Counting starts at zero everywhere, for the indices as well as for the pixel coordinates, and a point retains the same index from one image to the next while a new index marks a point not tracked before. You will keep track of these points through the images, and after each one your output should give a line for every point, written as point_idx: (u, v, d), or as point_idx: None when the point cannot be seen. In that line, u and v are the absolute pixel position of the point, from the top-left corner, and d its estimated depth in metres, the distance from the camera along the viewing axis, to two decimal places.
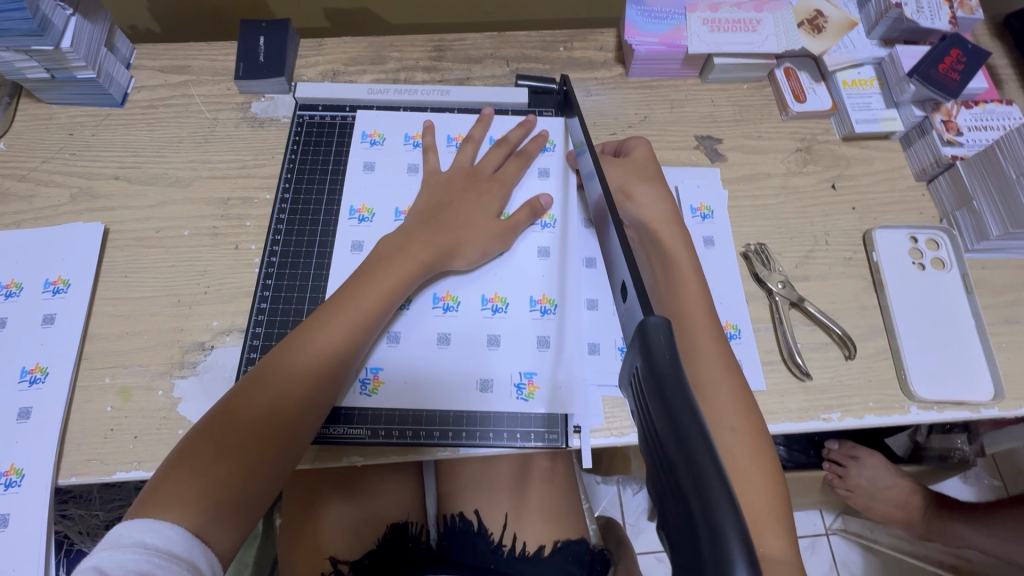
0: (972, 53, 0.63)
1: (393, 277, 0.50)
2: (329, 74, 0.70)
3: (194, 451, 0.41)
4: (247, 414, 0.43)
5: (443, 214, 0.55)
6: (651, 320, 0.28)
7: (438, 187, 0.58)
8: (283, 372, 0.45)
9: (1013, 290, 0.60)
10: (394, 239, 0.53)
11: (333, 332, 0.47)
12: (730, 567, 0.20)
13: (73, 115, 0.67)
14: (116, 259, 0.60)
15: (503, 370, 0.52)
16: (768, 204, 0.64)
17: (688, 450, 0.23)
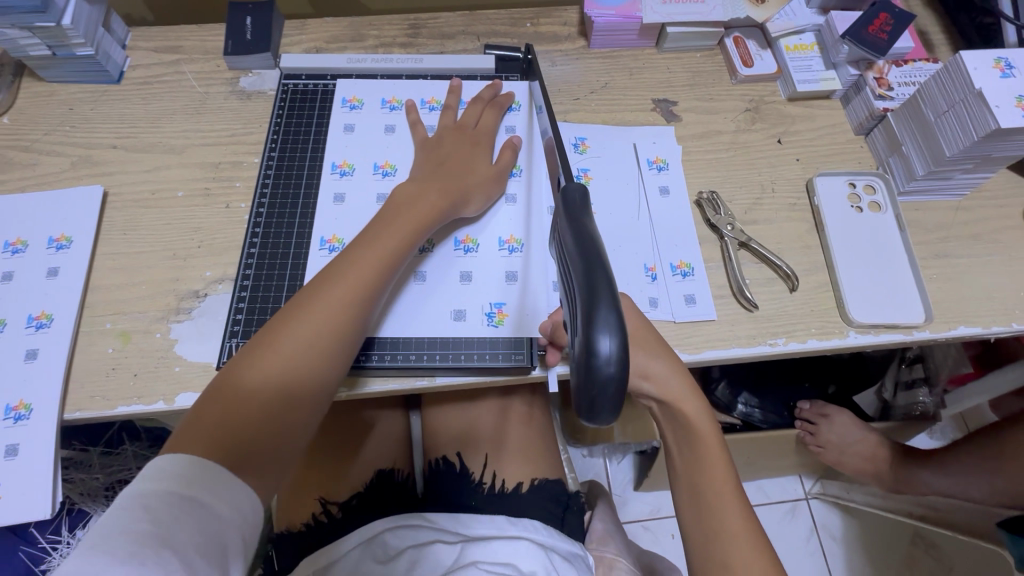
0: (899, 17, 0.69)
1: (410, 224, 0.54)
2: (312, 51, 0.76)
3: (227, 392, 0.45)
4: (275, 354, 0.46)
5: (447, 166, 0.60)
6: (568, 184, 0.41)
7: (435, 145, 0.62)
8: (307, 315, 0.48)
9: (943, 228, 0.66)
10: (404, 190, 0.57)
11: (353, 275, 0.50)
12: (600, 312, 0.33)
13: (73, 92, 0.72)
14: (115, 219, 0.64)
15: (475, 301, 0.58)
16: (719, 158, 0.70)
17: (586, 265, 0.35)
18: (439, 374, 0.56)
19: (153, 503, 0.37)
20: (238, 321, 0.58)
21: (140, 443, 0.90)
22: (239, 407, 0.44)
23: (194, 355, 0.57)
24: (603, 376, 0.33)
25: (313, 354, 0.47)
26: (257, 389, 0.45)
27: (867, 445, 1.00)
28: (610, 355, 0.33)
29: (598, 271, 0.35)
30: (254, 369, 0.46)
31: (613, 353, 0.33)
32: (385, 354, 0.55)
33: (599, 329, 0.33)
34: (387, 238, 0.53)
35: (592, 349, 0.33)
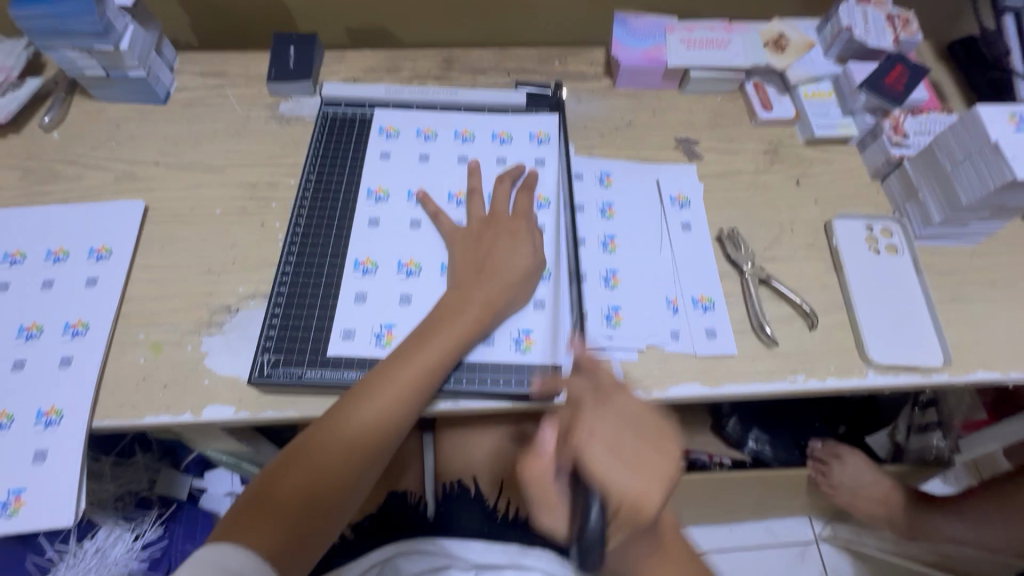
0: (914, 69, 0.71)
1: (454, 331, 0.55)
2: (350, 80, 0.79)
3: (279, 487, 0.49)
4: (334, 443, 0.51)
5: (487, 263, 0.59)
6: None
7: (469, 236, 0.62)
8: (369, 408, 0.52)
9: (959, 273, 0.67)
10: (450, 296, 0.57)
11: (418, 368, 0.53)
12: None
13: (121, 110, 0.75)
14: (154, 233, 0.66)
15: (504, 329, 0.59)
16: (739, 196, 0.72)
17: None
18: (463, 398, 0.57)
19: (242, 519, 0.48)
20: (271, 337, 0.58)
21: (151, 455, 0.91)
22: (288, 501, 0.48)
23: (223, 368, 0.59)
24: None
25: (367, 445, 0.51)
26: (312, 472, 0.50)
27: (880, 487, 0.99)
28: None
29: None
30: (314, 455, 0.50)
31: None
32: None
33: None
34: (452, 332, 0.55)
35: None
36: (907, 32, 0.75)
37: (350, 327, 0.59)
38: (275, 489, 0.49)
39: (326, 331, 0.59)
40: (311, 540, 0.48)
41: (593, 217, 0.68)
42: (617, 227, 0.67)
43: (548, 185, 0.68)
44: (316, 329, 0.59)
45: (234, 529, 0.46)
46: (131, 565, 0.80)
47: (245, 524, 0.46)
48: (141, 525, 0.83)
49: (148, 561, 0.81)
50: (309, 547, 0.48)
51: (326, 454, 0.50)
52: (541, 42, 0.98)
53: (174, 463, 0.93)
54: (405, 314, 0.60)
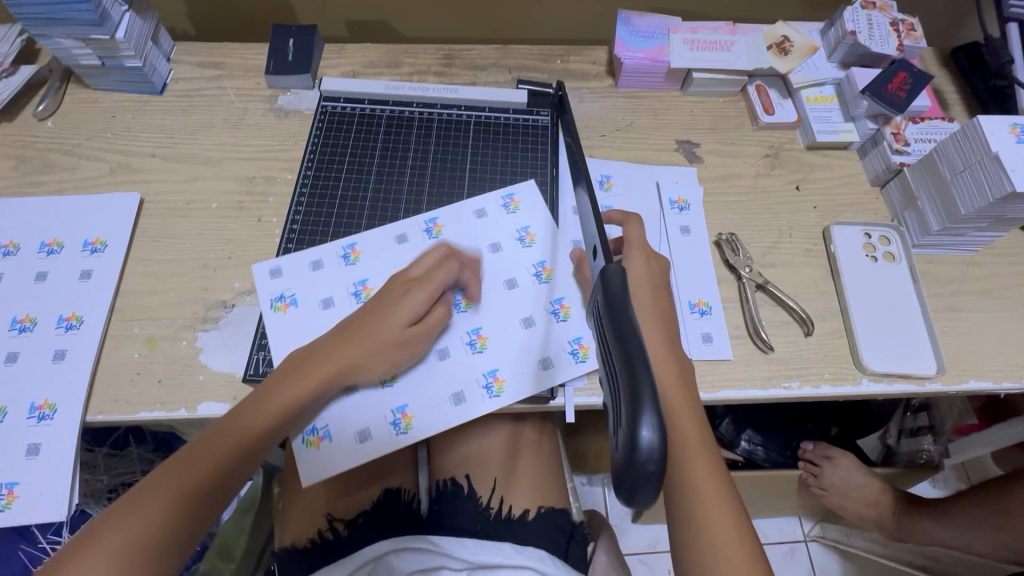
0: (918, 77, 0.71)
1: (327, 366, 0.53)
2: (349, 74, 0.78)
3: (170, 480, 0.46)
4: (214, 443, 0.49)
5: (355, 324, 0.55)
6: (610, 266, 0.38)
7: (383, 290, 0.58)
8: (266, 406, 0.51)
9: (955, 282, 0.67)
10: (338, 332, 0.55)
11: (318, 369, 0.53)
12: (642, 408, 0.31)
13: (117, 100, 0.74)
14: (150, 226, 0.66)
15: (468, 374, 0.58)
16: (739, 200, 0.72)
17: (626, 346, 0.34)
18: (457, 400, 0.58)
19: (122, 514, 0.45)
20: (268, 335, 0.59)
21: (145, 446, 0.90)
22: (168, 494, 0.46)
23: (218, 365, 0.58)
24: (642, 469, 0.30)
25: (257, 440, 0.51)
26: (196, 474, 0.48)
27: (870, 490, 1.00)
28: (651, 444, 0.30)
29: (637, 351, 0.33)
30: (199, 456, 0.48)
31: (654, 439, 0.30)
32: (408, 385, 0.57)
33: (640, 411, 0.31)
34: (324, 365, 0.53)
35: (629, 436, 0.30)
36: (910, 38, 0.75)
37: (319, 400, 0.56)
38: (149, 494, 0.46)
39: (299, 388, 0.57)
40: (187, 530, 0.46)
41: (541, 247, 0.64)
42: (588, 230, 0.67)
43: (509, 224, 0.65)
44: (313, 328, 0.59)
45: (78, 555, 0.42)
46: None
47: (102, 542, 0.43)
48: None
49: None
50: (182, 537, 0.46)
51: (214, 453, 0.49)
52: (542, 39, 0.97)
53: (168, 455, 0.92)
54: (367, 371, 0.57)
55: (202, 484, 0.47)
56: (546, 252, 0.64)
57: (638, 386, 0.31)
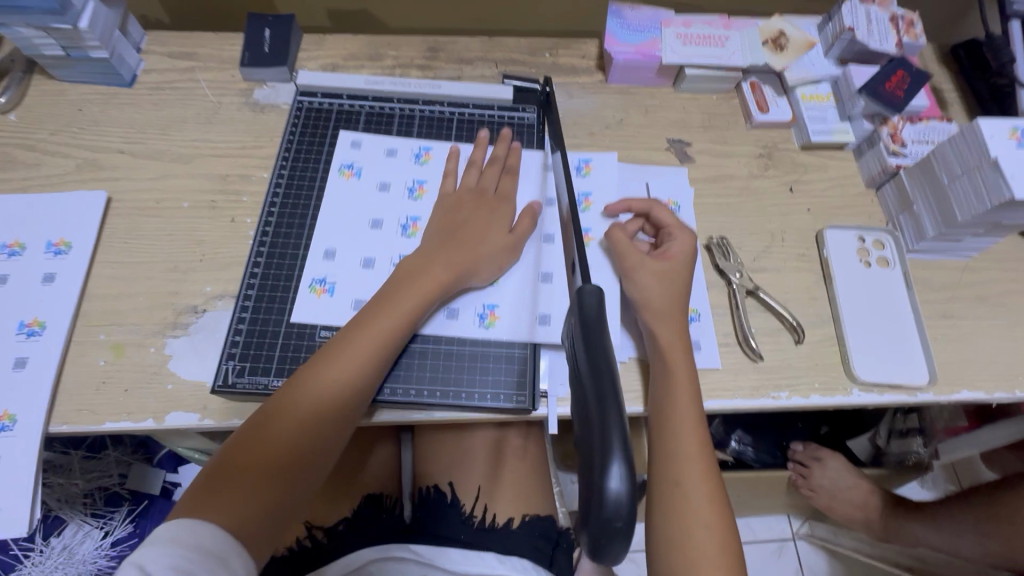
0: (916, 75, 0.69)
1: (416, 294, 0.54)
2: (329, 67, 0.75)
3: (234, 467, 0.46)
4: (289, 417, 0.49)
5: (457, 232, 0.58)
6: (587, 287, 0.39)
7: (451, 206, 0.61)
8: (378, 325, 0.52)
9: (950, 289, 0.66)
10: (413, 260, 0.56)
11: (433, 277, 0.55)
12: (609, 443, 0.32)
13: (83, 93, 0.71)
14: (117, 226, 0.63)
15: (471, 302, 0.59)
16: (730, 202, 0.69)
17: (598, 386, 0.35)
18: (437, 410, 0.56)
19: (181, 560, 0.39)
20: (237, 343, 0.56)
21: (123, 447, 0.87)
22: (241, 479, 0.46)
23: (187, 373, 0.56)
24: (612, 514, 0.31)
25: (373, 366, 0.51)
26: (309, 416, 0.49)
27: (859, 493, 0.99)
28: (620, 493, 0.31)
29: (609, 394, 0.34)
30: (311, 389, 0.49)
31: (624, 485, 0.31)
32: (412, 361, 0.56)
33: (610, 457, 0.32)
34: (415, 290, 0.54)
35: (599, 483, 0.31)
36: (909, 35, 0.73)
37: (322, 272, 0.59)
38: (262, 441, 0.47)
39: (298, 273, 0.59)
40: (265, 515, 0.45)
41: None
42: (591, 219, 0.65)
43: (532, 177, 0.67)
44: (285, 334, 0.57)
45: (200, 502, 0.44)
46: (100, 562, 0.80)
47: (220, 485, 0.45)
48: (111, 522, 0.83)
49: (116, 558, 0.81)
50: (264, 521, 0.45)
51: (283, 428, 0.48)
52: (531, 31, 0.94)
53: (147, 457, 0.89)
54: (363, 277, 0.60)
55: (274, 465, 0.47)
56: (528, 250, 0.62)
57: (608, 433, 0.33)
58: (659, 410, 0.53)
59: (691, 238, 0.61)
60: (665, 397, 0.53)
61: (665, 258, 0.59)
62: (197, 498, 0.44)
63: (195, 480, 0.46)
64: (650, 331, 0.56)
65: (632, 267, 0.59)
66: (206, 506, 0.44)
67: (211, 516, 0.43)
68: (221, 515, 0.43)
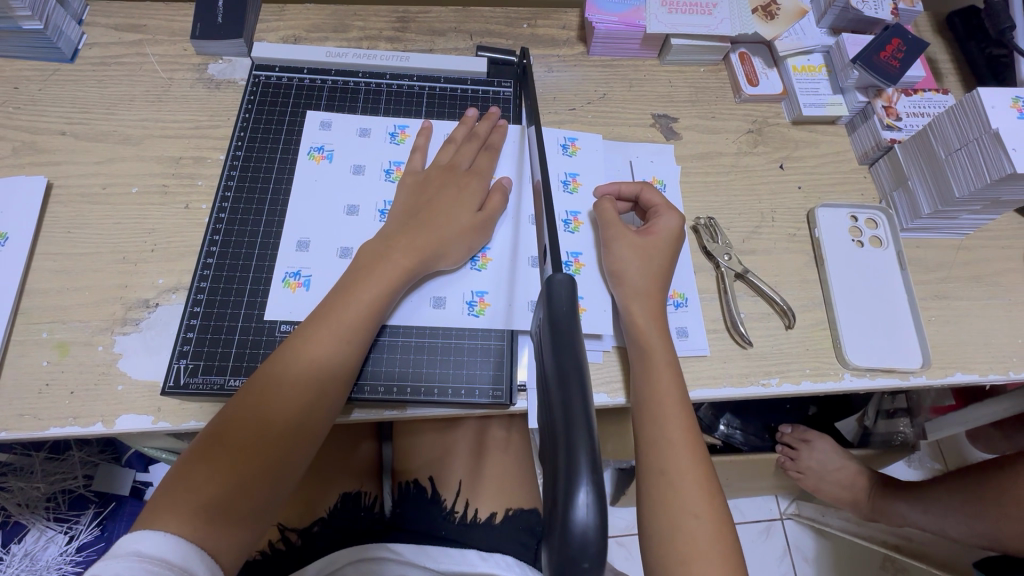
0: (913, 43, 0.65)
1: (378, 283, 0.50)
2: (290, 39, 0.70)
3: (197, 469, 0.42)
4: (255, 413, 0.45)
5: (422, 214, 0.54)
6: (558, 276, 0.35)
7: (415, 186, 0.57)
8: (342, 312, 0.48)
9: (944, 268, 0.63)
10: (374, 244, 0.52)
11: (396, 262, 0.51)
12: (575, 463, 0.26)
13: (19, 69, 0.65)
14: (60, 214, 0.58)
15: (454, 288, 0.55)
16: (718, 180, 0.66)
17: (566, 393, 0.29)
18: (410, 406, 0.52)
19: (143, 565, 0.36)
20: (190, 339, 0.52)
21: (91, 447, 0.84)
22: (207, 481, 0.42)
23: (139, 373, 0.52)
24: (577, 552, 0.25)
25: (341, 354, 0.48)
26: (277, 409, 0.45)
27: (845, 473, 0.98)
28: (587, 526, 0.25)
29: (578, 399, 0.29)
30: (278, 380, 0.46)
31: (592, 513, 0.25)
32: (381, 356, 0.52)
33: (578, 477, 0.26)
34: (376, 279, 0.50)
35: (563, 510, 0.25)
36: (905, 1, 0.69)
37: (296, 264, 0.55)
38: (227, 439, 0.44)
39: (269, 267, 0.55)
40: (236, 517, 0.42)
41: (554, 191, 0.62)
42: (581, 201, 0.62)
43: (511, 155, 0.63)
44: (243, 329, 0.53)
45: (160, 508, 0.40)
46: (64, 567, 0.77)
47: (181, 489, 0.41)
48: (76, 526, 0.80)
49: (81, 563, 0.78)
50: (233, 524, 0.42)
51: (249, 424, 0.44)
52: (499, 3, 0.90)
53: (116, 456, 0.85)
54: (340, 266, 0.55)
55: (241, 465, 0.43)
56: (506, 232, 0.59)
57: (575, 448, 0.27)
58: (639, 402, 0.50)
59: (679, 218, 0.57)
60: (646, 385, 0.50)
61: (647, 235, 0.56)
62: (157, 504, 0.41)
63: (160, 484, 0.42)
64: (624, 308, 0.54)
65: (613, 243, 0.56)
66: (167, 511, 0.40)
67: (171, 522, 0.39)
68: (181, 521, 0.40)
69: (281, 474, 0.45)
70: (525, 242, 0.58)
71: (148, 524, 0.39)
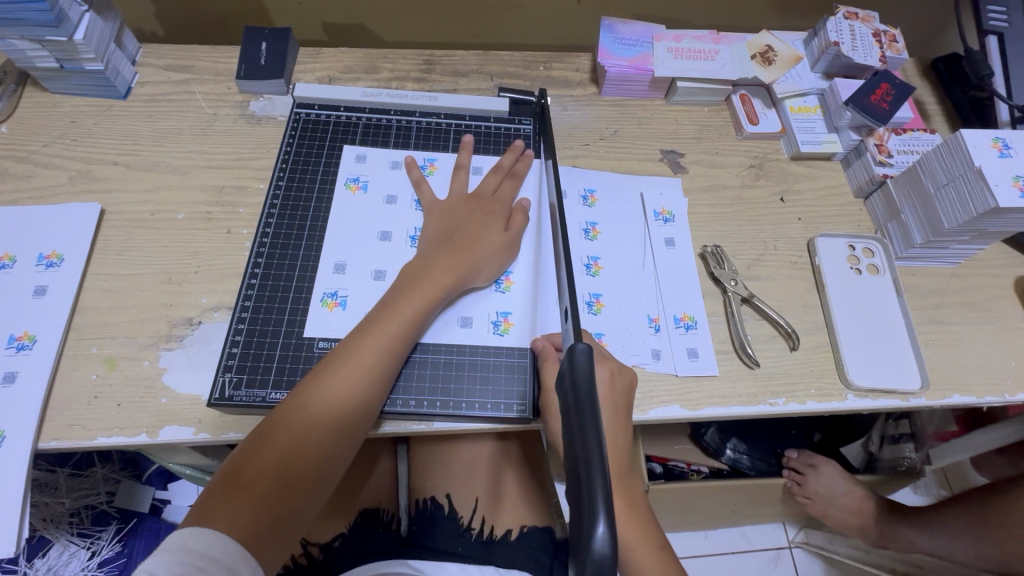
0: (900, 88, 0.71)
1: (416, 299, 0.54)
2: (325, 80, 0.76)
3: (243, 475, 0.45)
4: (297, 423, 0.47)
5: (454, 237, 0.59)
6: (578, 346, 0.36)
7: (446, 213, 0.62)
8: (382, 327, 0.52)
9: (938, 295, 0.67)
10: (413, 265, 0.57)
11: (434, 280, 0.55)
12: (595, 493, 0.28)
13: (77, 105, 0.70)
14: (111, 238, 0.62)
15: (481, 308, 0.59)
16: (723, 211, 0.71)
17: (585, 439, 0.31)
18: (436, 420, 0.55)
19: (191, 561, 0.39)
20: (234, 356, 0.56)
21: (112, 465, 0.87)
22: (252, 488, 0.44)
23: (182, 387, 0.55)
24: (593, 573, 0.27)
25: (379, 366, 0.51)
26: (317, 418, 0.48)
27: (852, 499, 1.00)
28: (604, 554, 0.27)
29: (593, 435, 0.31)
30: (320, 391, 0.49)
31: (609, 542, 0.27)
32: (413, 372, 0.56)
33: (597, 509, 0.28)
34: (415, 296, 0.54)
35: (584, 538, 0.27)
36: (892, 49, 0.75)
37: (334, 285, 0.59)
38: (270, 444, 0.46)
39: (308, 287, 0.59)
40: (282, 524, 0.45)
41: (576, 237, 0.66)
42: (597, 216, 0.68)
43: (532, 186, 0.68)
44: (283, 346, 0.56)
45: (212, 509, 0.43)
46: None
47: (229, 493, 0.44)
48: (98, 541, 0.81)
49: None
50: (278, 530, 0.44)
51: (290, 434, 0.47)
52: (487, 46, 0.99)
53: (136, 474, 0.90)
54: (375, 287, 0.59)
55: (283, 475, 0.46)
56: (529, 257, 0.63)
57: (594, 484, 0.29)
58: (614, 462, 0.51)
59: None
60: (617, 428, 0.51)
61: None
62: (208, 506, 0.43)
63: (207, 486, 0.45)
64: None
65: None
66: (217, 512, 0.43)
67: (221, 523, 0.42)
68: (229, 522, 0.42)
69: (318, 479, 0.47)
70: (545, 264, 0.63)
71: (199, 524, 0.42)
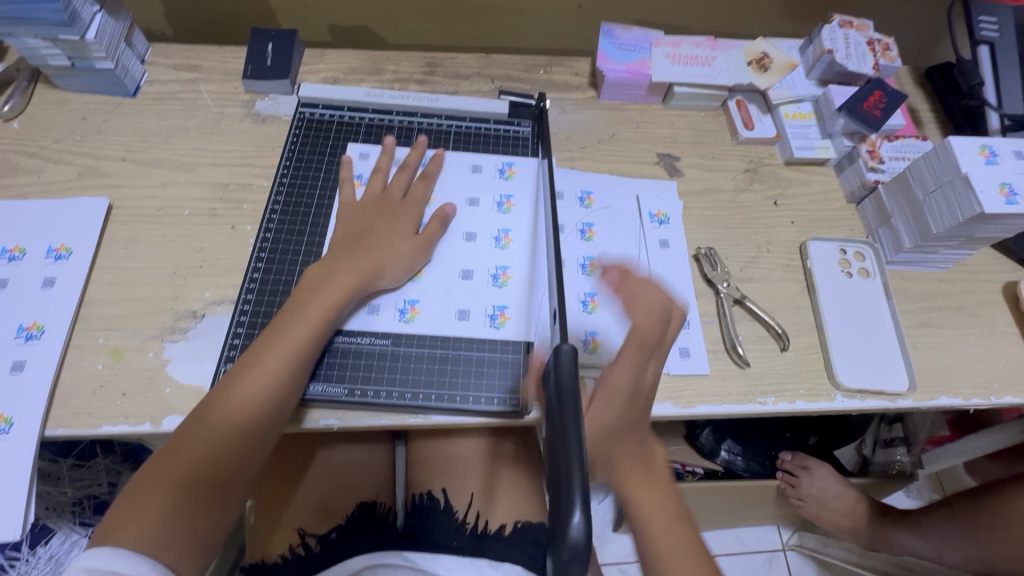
0: (892, 95, 0.72)
1: (324, 301, 0.54)
2: (330, 80, 0.77)
3: (146, 491, 0.45)
4: (202, 435, 0.48)
5: (364, 238, 0.59)
6: (564, 349, 0.38)
7: (359, 213, 0.62)
8: (287, 334, 0.52)
9: (927, 299, 0.68)
10: (320, 266, 0.57)
11: (340, 282, 0.55)
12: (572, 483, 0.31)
13: (87, 102, 0.72)
14: (119, 232, 0.64)
15: (478, 302, 0.61)
16: (718, 214, 0.72)
17: (572, 438, 0.33)
18: (433, 414, 0.57)
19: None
20: (236, 346, 0.57)
21: (114, 456, 0.88)
22: (158, 503, 0.44)
23: (187, 378, 0.57)
24: (570, 556, 0.29)
25: (286, 373, 0.51)
26: (223, 429, 0.48)
27: (845, 501, 1.00)
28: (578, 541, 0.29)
29: (574, 430, 0.33)
30: (229, 401, 0.49)
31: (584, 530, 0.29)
32: (397, 362, 0.57)
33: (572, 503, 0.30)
34: (323, 299, 0.54)
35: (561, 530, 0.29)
36: (885, 58, 0.77)
37: None
38: (176, 460, 0.46)
39: None
40: (192, 538, 0.45)
41: (572, 237, 0.67)
42: (594, 216, 0.69)
43: (530, 187, 0.69)
44: None
45: (120, 525, 0.43)
46: None
47: (134, 508, 0.44)
48: None
49: None
50: (189, 544, 0.44)
51: (199, 446, 0.47)
52: (488, 49, 1.01)
53: (137, 466, 0.89)
54: None
55: (189, 486, 0.46)
56: (525, 256, 0.64)
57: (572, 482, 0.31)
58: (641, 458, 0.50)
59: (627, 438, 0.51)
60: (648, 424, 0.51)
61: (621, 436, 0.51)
62: (113, 525, 0.43)
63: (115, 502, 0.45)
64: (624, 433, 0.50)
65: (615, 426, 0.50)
66: (122, 528, 0.43)
67: (124, 540, 0.42)
68: (136, 537, 0.42)
69: (234, 485, 0.48)
70: (541, 259, 0.64)
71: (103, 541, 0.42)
